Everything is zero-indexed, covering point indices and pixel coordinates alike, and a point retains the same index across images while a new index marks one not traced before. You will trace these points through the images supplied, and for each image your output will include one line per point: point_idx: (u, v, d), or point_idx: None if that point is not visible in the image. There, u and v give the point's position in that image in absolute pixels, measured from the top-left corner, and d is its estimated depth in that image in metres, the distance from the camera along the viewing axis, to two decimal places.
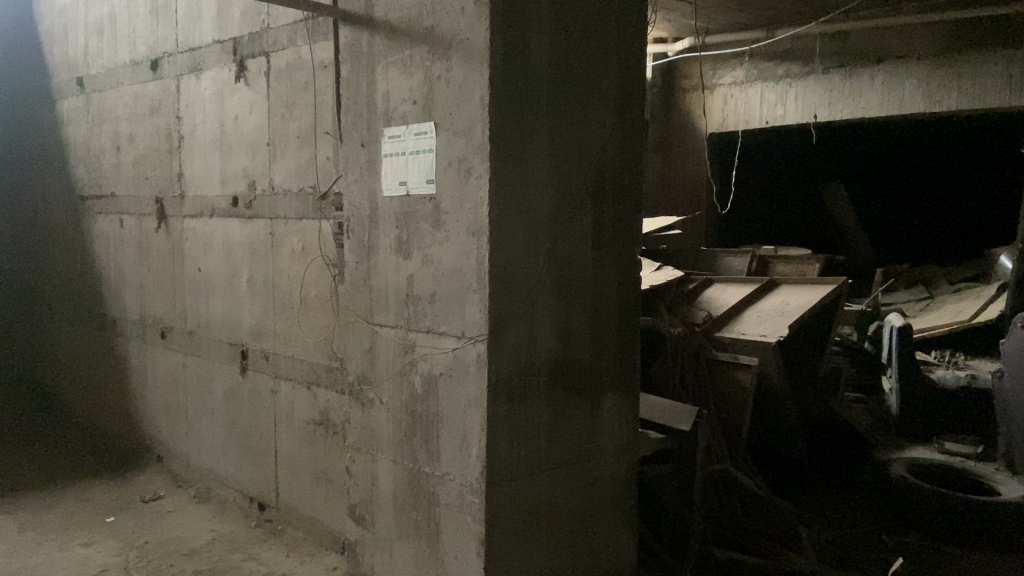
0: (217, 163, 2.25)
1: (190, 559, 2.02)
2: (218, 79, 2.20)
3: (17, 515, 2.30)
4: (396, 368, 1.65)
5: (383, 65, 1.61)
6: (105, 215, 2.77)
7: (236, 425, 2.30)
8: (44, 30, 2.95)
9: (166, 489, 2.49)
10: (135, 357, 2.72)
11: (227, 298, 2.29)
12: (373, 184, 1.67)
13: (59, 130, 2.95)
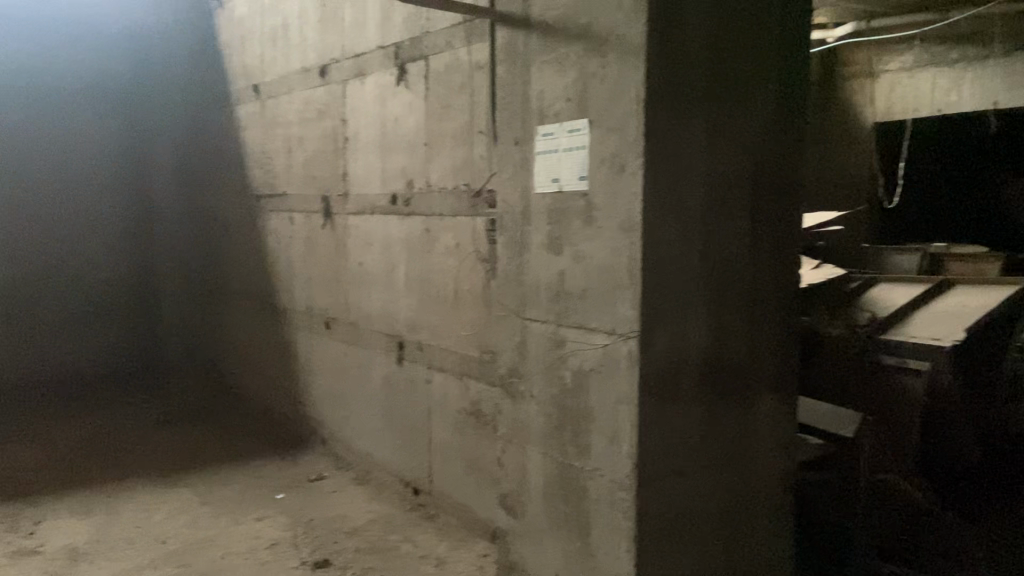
0: (378, 163, 2.36)
1: (351, 537, 2.14)
2: (380, 83, 2.31)
3: (200, 488, 2.52)
4: (547, 363, 1.67)
5: (537, 64, 1.64)
6: (277, 212, 2.98)
7: (393, 412, 2.41)
8: (223, 42, 3.20)
9: (330, 470, 2.65)
10: (302, 345, 2.91)
11: (385, 292, 2.41)
12: (526, 181, 1.70)
13: (236, 134, 3.19)
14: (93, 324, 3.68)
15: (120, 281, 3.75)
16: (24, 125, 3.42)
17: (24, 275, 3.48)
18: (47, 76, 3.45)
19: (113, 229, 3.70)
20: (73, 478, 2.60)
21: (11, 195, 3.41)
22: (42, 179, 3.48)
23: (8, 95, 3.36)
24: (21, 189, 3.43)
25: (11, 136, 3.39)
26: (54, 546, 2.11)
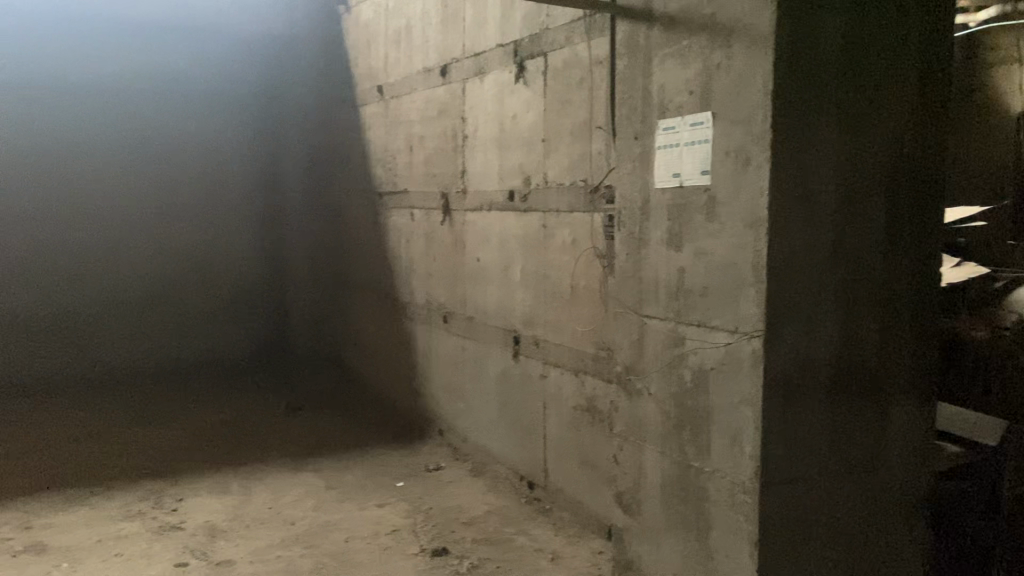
0: (496, 160, 2.39)
1: (468, 528, 2.18)
2: (499, 81, 2.34)
3: (325, 474, 2.63)
4: (666, 361, 1.65)
5: (659, 57, 1.62)
6: (398, 209, 3.06)
7: (509, 406, 2.43)
8: (349, 45, 3.32)
9: (447, 460, 2.72)
10: (421, 338, 2.98)
11: (501, 287, 2.44)
12: (645, 176, 1.69)
13: (361, 133, 3.31)
14: (231, 315, 3.91)
15: (256, 274, 3.95)
16: (171, 129, 3.66)
17: (171, 269, 3.74)
18: (192, 82, 3.69)
19: (250, 226, 3.90)
20: (211, 459, 2.77)
21: (160, 194, 3.67)
22: (187, 178, 3.73)
23: (158, 100, 3.62)
24: (169, 188, 3.68)
25: (160, 139, 3.64)
26: (195, 523, 2.26)
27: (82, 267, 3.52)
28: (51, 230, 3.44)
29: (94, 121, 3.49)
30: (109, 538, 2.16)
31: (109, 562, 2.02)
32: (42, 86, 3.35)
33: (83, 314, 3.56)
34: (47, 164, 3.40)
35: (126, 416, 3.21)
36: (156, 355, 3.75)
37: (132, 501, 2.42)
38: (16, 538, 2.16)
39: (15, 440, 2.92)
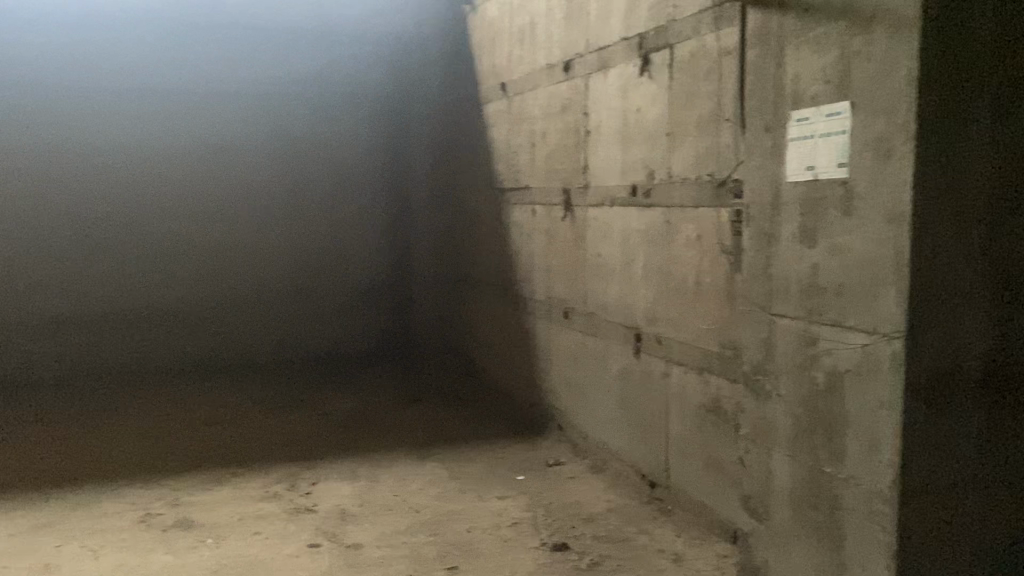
0: (619, 155, 2.37)
1: (589, 524, 2.18)
2: (623, 74, 2.31)
3: (448, 464, 2.69)
4: (797, 362, 1.58)
5: (792, 46, 1.55)
6: (520, 205, 3.09)
7: (629, 404, 2.41)
8: (474, 44, 3.37)
9: (567, 456, 2.72)
10: (541, 334, 3.00)
11: (622, 284, 2.41)
12: (776, 170, 1.63)
13: (485, 131, 3.35)
14: (360, 307, 4.06)
15: (383, 269, 4.09)
16: (306, 130, 3.84)
17: (306, 263, 3.93)
18: (326, 84, 3.84)
19: (378, 223, 4.04)
20: (341, 446, 2.89)
21: (296, 192, 3.86)
22: (321, 176, 3.90)
23: (295, 102, 3.79)
24: (304, 185, 3.87)
25: (297, 139, 3.82)
26: (327, 506, 2.36)
27: (225, 260, 3.78)
28: (198, 225, 3.70)
29: (238, 123, 3.70)
30: (249, 517, 2.30)
31: (249, 540, 2.15)
32: (192, 93, 3.61)
33: (226, 304, 3.80)
34: (195, 164, 3.66)
35: (264, 402, 3.40)
36: (292, 344, 3.95)
37: (268, 483, 2.56)
38: (167, 513, 2.33)
39: (167, 422, 3.15)
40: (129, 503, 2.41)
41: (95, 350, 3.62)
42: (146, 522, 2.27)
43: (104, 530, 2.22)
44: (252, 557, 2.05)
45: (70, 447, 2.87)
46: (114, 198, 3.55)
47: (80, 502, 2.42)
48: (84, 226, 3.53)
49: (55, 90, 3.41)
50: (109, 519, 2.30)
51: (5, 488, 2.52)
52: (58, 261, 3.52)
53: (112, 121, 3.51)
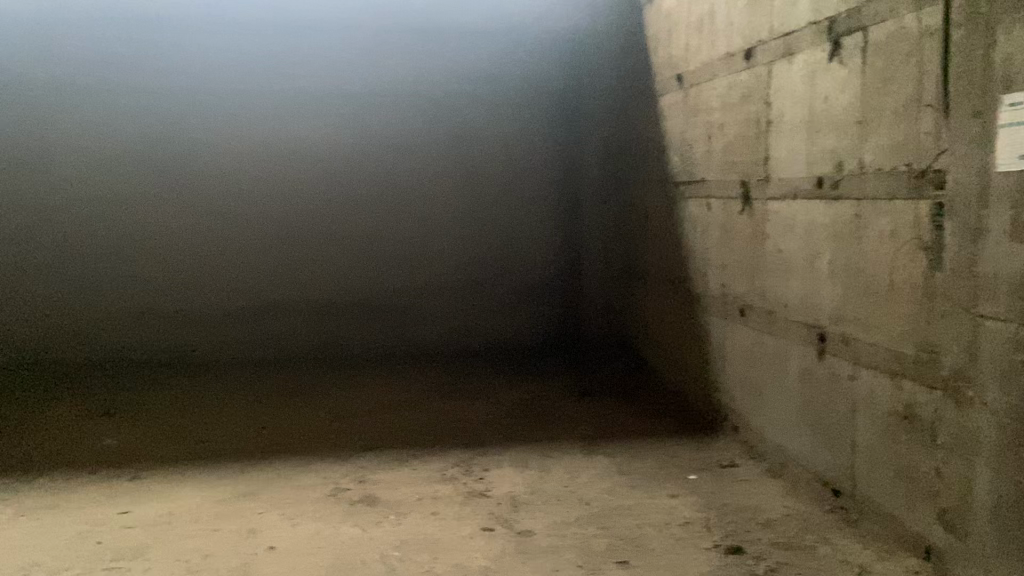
0: (804, 145, 2.26)
1: (765, 530, 2.11)
2: (810, 61, 2.20)
3: (618, 459, 2.69)
4: (1005, 369, 1.45)
5: (1006, 24, 1.42)
6: (695, 198, 3.02)
7: (811, 406, 2.30)
8: (650, 35, 3.33)
9: (742, 458, 2.64)
10: (716, 331, 2.92)
11: (806, 281, 2.30)
12: (984, 160, 1.49)
13: (660, 124, 3.30)
14: (532, 300, 4.14)
15: (556, 263, 4.14)
16: (483, 126, 3.94)
17: (481, 256, 4.06)
18: (504, 80, 3.92)
19: (552, 217, 4.09)
20: (513, 436, 2.96)
21: (473, 188, 3.98)
22: (495, 172, 4.00)
23: (471, 100, 3.90)
24: (479, 181, 3.99)
25: (474, 136, 3.94)
26: (499, 492, 2.44)
27: (406, 253, 3.98)
28: (384, 219, 3.92)
29: (421, 122, 3.87)
30: (427, 498, 2.41)
31: (428, 519, 2.26)
32: (378, 94, 3.80)
33: (408, 293, 4.02)
34: (379, 162, 3.86)
35: (440, 390, 3.56)
36: (467, 334, 4.11)
37: (445, 466, 2.67)
38: (354, 489, 2.50)
39: (353, 405, 3.37)
40: (320, 477, 2.60)
41: (292, 335, 3.94)
42: (335, 496, 2.45)
43: (299, 501, 2.42)
44: (430, 536, 2.15)
45: (270, 425, 3.14)
46: (309, 194, 3.82)
47: (278, 474, 2.64)
48: (284, 220, 3.83)
49: (260, 94, 3.70)
50: (303, 491, 2.49)
51: (217, 458, 2.80)
52: (261, 253, 3.84)
53: (308, 123, 3.76)
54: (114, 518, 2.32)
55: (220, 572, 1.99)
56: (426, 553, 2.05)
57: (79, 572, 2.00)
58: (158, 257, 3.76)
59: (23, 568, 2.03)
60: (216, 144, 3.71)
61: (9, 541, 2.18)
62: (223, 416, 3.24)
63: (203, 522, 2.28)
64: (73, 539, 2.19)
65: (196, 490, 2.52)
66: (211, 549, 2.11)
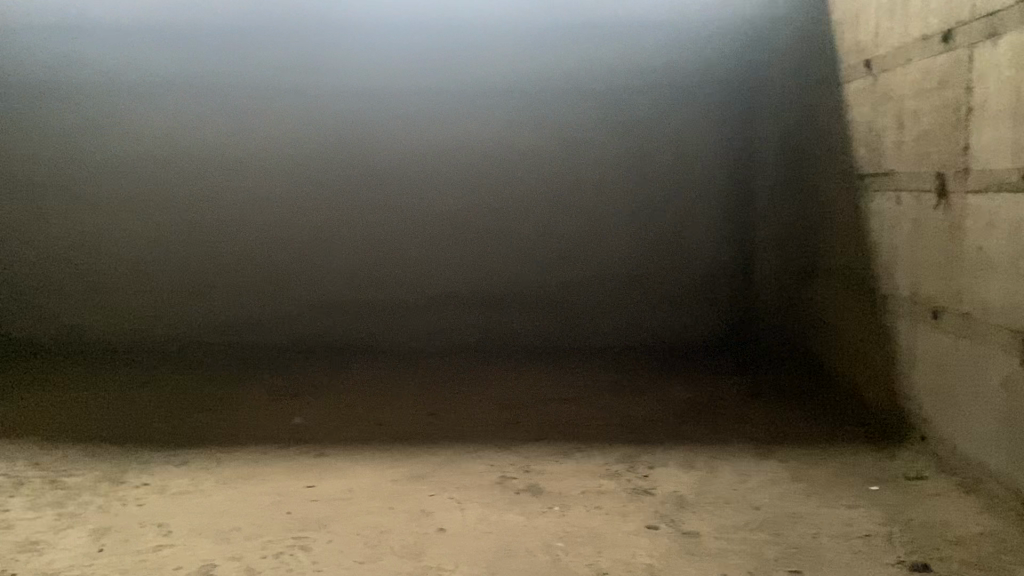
0: (1010, 134, 2.07)
1: (956, 549, 1.96)
2: (1020, 41, 2.00)
3: (791, 464, 2.59)
4: None
5: None
6: (883, 192, 2.83)
7: (1013, 419, 2.10)
8: (836, 20, 3.14)
9: (930, 471, 2.46)
10: (904, 333, 2.73)
11: (1010, 281, 2.11)
12: None
13: (845, 114, 3.12)
14: (702, 297, 4.06)
15: (728, 259, 4.02)
16: (655, 120, 3.88)
17: (648, 252, 4.02)
18: (676, 72, 3.82)
19: (724, 212, 3.98)
20: (678, 434, 2.93)
21: (644, 183, 3.95)
22: (667, 167, 3.94)
23: (644, 94, 3.85)
24: (650, 176, 3.95)
25: (646, 131, 3.89)
26: (665, 490, 2.41)
27: (574, 249, 4.02)
28: (552, 215, 3.99)
29: (590, 117, 3.87)
30: (590, 491, 2.43)
31: (592, 513, 2.28)
32: (551, 91, 3.84)
33: (575, 288, 4.07)
34: (550, 158, 3.92)
35: (606, 385, 3.58)
36: (634, 329, 4.11)
37: (609, 461, 2.68)
38: (520, 478, 2.57)
39: (521, 396, 3.46)
40: (487, 465, 2.69)
41: (464, 326, 4.12)
42: (502, 483, 2.52)
43: (468, 486, 2.51)
44: (593, 529, 2.17)
45: (442, 412, 3.29)
46: (483, 191, 3.95)
47: (449, 459, 2.76)
48: (459, 217, 3.99)
49: (439, 97, 3.82)
50: (472, 477, 2.59)
51: (393, 441, 2.97)
52: (436, 248, 4.02)
53: (480, 121, 3.86)
54: (302, 491, 2.52)
55: (395, 548, 2.12)
56: (590, 546, 2.07)
57: (271, 538, 2.20)
58: (342, 251, 4.02)
59: (225, 531, 2.25)
60: (395, 146, 3.89)
61: (213, 506, 2.42)
62: (400, 401, 3.43)
63: (380, 500, 2.42)
64: (266, 508, 2.40)
65: (374, 470, 2.68)
66: (387, 526, 2.25)
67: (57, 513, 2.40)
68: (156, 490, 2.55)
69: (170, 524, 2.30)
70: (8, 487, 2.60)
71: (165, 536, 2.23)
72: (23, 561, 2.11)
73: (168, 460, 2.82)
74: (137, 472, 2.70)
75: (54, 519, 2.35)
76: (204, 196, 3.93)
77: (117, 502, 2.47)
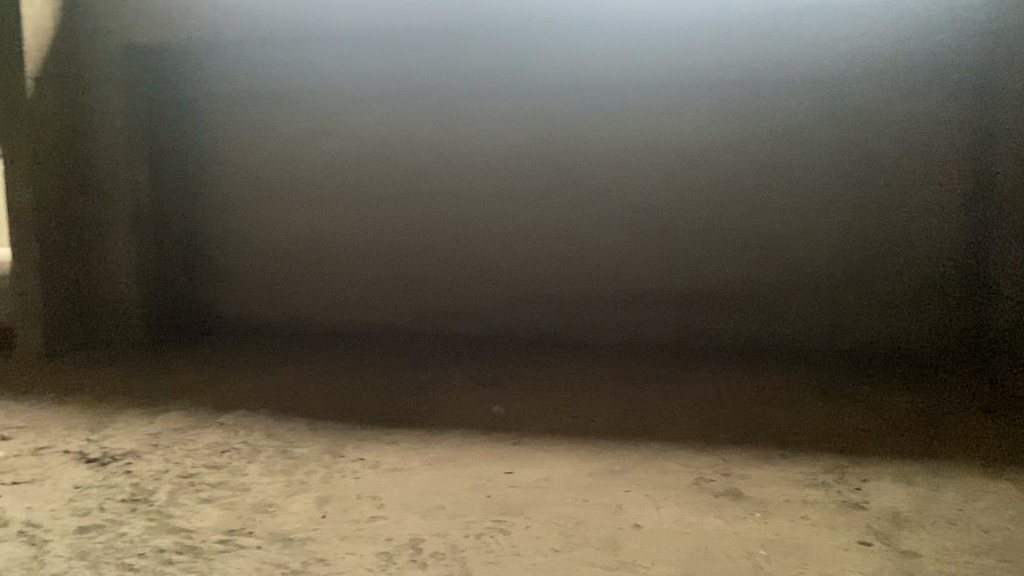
0: None
1: None
2: None
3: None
4: None
5: None
6: None
7: None
8: None
9: None
10: None
11: None
12: None
13: None
14: (916, 306, 3.83)
15: (956, 263, 3.76)
16: (870, 113, 3.76)
17: (857, 255, 3.89)
18: (887, 61, 3.67)
19: (944, 215, 3.74)
20: (885, 439, 2.84)
21: (856, 180, 3.83)
22: (883, 163, 3.78)
23: (861, 87, 3.74)
24: (862, 173, 3.81)
25: (861, 125, 3.78)
26: (877, 506, 2.31)
27: (776, 248, 4.00)
28: (752, 215, 4.00)
29: (791, 113, 3.86)
30: (794, 500, 2.38)
31: (796, 523, 2.23)
32: (760, 82, 3.86)
33: (778, 291, 4.03)
34: (759, 153, 3.94)
35: (805, 386, 3.54)
36: (838, 335, 3.98)
37: (816, 471, 2.60)
38: (718, 481, 2.55)
39: (720, 398, 3.43)
40: (684, 464, 2.71)
41: (664, 323, 4.25)
42: (700, 485, 2.53)
43: (663, 485, 2.54)
44: (799, 540, 2.12)
45: (638, 408, 3.34)
46: (691, 184, 4.07)
47: (644, 457, 2.80)
48: (665, 210, 4.14)
49: (650, 89, 4.01)
50: (667, 476, 2.61)
51: (586, 434, 3.05)
52: (637, 245, 4.20)
53: (678, 120, 4.00)
54: (501, 477, 2.66)
55: (592, 540, 2.18)
56: (794, 558, 2.03)
57: (474, 519, 2.33)
58: (547, 246, 4.34)
59: (431, 508, 2.42)
60: (604, 139, 4.15)
61: (421, 484, 2.62)
62: (596, 396, 3.53)
63: (576, 492, 2.51)
64: (470, 490, 2.56)
65: (571, 462, 2.78)
66: (583, 518, 2.32)
67: (287, 480, 2.68)
68: (370, 465, 2.80)
69: (382, 498, 2.51)
70: (246, 452, 2.93)
71: (379, 509, 2.43)
72: (259, 521, 2.35)
73: (380, 438, 3.08)
74: (354, 448, 2.98)
75: (284, 485, 2.62)
76: (436, 194, 4.42)
77: (337, 474, 2.73)
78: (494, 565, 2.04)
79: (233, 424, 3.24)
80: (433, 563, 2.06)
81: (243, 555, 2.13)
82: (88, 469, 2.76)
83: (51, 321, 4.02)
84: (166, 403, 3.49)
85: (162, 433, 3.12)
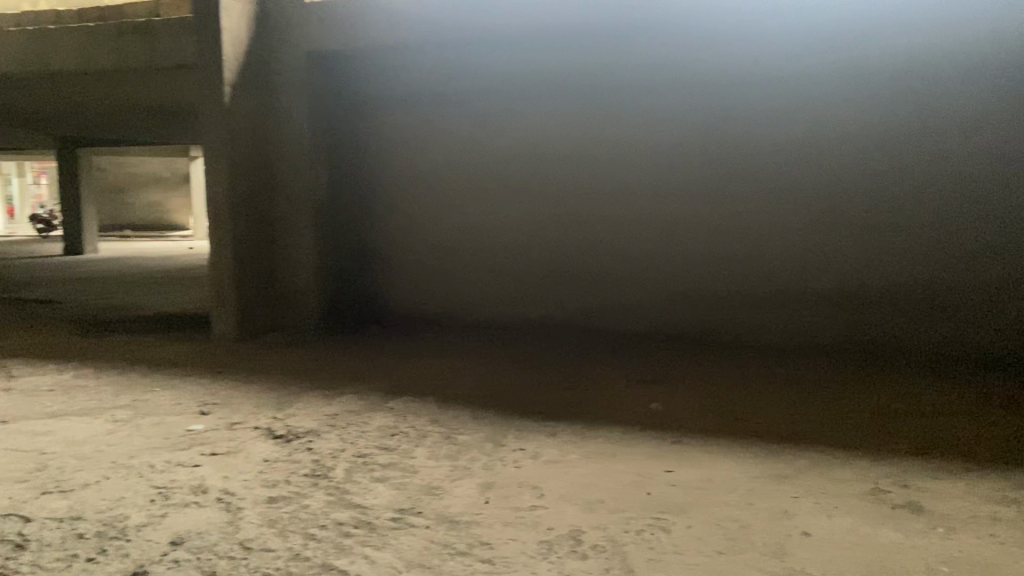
0: None
1: None
2: None
3: None
4: None
5: None
6: None
7: None
8: None
9: None
10: None
11: None
12: None
13: None
14: None
15: None
16: None
17: None
18: None
19: None
20: None
21: None
22: None
23: None
24: None
25: None
26: None
27: (952, 244, 3.95)
28: (929, 208, 3.97)
29: (975, 103, 3.82)
30: (982, 516, 2.27)
31: (986, 541, 2.14)
32: (923, 64, 3.86)
33: (953, 294, 3.96)
34: (924, 138, 3.94)
35: (981, 393, 3.44)
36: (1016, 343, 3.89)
37: (1007, 486, 2.47)
38: (896, 492, 2.48)
39: (888, 405, 3.33)
40: (858, 473, 2.65)
41: (823, 323, 4.21)
42: (875, 495, 2.47)
43: (833, 493, 2.51)
44: (985, 558, 2.04)
45: (802, 411, 3.30)
46: (857, 175, 4.07)
47: (809, 462, 2.76)
48: (832, 202, 4.13)
49: (807, 78, 4.09)
50: (841, 485, 2.56)
51: (742, 436, 3.05)
52: (800, 240, 4.21)
53: (850, 112, 4.03)
54: (661, 475, 2.71)
55: (757, 545, 2.18)
56: None
57: (635, 515, 2.40)
58: (705, 242, 4.40)
59: (591, 502, 2.51)
60: (765, 133, 4.21)
61: (580, 477, 2.72)
62: (755, 397, 3.50)
63: (740, 495, 2.52)
64: (629, 486, 2.63)
65: (732, 464, 2.79)
66: (748, 522, 2.33)
67: (452, 465, 2.86)
68: (531, 456, 2.94)
69: (543, 488, 2.63)
70: (414, 436, 3.15)
71: (540, 499, 2.55)
72: (427, 502, 2.52)
73: (540, 429, 3.22)
74: (515, 438, 3.13)
75: (450, 470, 2.80)
76: (598, 192, 4.61)
77: (499, 462, 2.88)
78: (657, 562, 2.09)
79: (403, 409, 3.48)
80: (595, 555, 2.14)
81: (413, 533, 2.28)
82: (274, 445, 3.05)
83: (240, 311, 4.40)
84: (342, 388, 3.80)
85: (339, 415, 3.40)
